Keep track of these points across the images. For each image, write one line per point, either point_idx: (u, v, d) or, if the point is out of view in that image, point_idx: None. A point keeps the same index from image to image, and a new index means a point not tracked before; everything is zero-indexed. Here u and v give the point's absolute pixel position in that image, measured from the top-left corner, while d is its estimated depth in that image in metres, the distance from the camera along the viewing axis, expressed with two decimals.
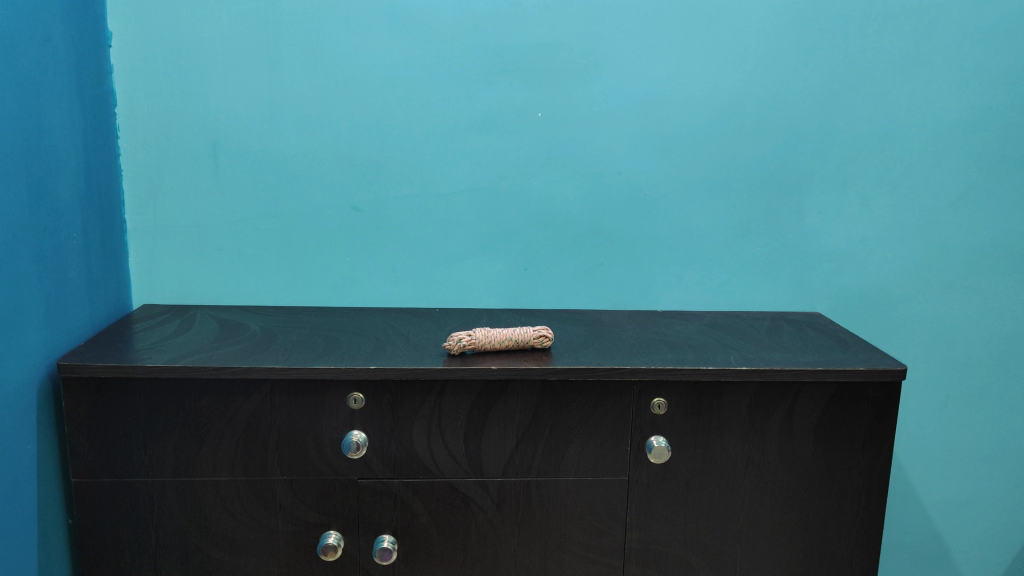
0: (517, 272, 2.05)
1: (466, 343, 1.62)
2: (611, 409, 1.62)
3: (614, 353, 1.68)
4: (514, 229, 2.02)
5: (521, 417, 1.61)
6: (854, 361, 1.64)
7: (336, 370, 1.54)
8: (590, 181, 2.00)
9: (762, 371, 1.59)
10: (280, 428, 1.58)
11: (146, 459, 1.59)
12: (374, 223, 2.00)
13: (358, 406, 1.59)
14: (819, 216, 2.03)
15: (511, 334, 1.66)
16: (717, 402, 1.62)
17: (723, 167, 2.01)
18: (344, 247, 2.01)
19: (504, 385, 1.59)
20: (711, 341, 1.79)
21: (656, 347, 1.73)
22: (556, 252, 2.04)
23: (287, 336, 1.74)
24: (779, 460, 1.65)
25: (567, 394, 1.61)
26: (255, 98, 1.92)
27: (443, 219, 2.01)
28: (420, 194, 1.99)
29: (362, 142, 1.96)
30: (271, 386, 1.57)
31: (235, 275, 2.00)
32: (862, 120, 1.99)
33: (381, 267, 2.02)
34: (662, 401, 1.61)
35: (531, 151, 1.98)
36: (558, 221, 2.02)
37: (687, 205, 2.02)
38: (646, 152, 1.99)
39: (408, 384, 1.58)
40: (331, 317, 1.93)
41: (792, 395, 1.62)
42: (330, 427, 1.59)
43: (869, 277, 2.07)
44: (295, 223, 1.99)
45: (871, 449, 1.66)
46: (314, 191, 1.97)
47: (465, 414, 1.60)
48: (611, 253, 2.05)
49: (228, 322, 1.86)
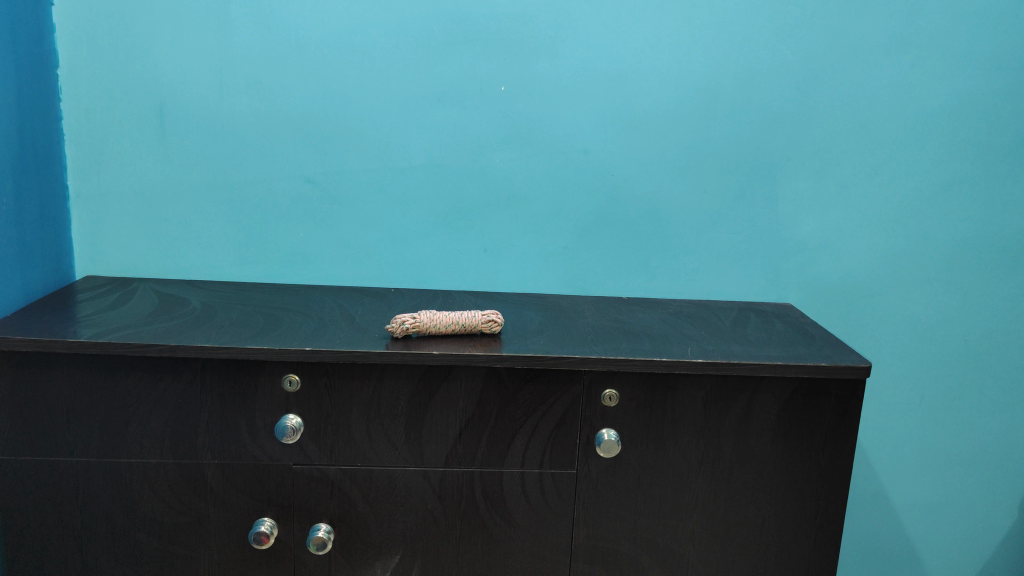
0: (478, 253, 1.96)
1: (409, 327, 1.54)
2: (559, 399, 1.54)
3: (567, 341, 1.60)
4: (475, 208, 1.94)
5: (465, 405, 1.53)
6: (817, 356, 1.56)
7: (269, 351, 1.46)
8: (554, 159, 1.92)
9: (718, 365, 1.51)
10: (211, 409, 1.51)
11: (70, 438, 1.52)
12: (329, 197, 1.91)
13: (292, 389, 1.51)
14: (794, 203, 1.94)
15: (458, 318, 1.58)
16: (672, 396, 1.54)
17: (695, 149, 1.92)
18: (297, 221, 1.92)
19: (447, 371, 1.52)
20: (670, 331, 1.71)
21: (612, 336, 1.65)
22: (518, 233, 1.95)
23: (226, 313, 1.67)
24: (736, 457, 1.58)
25: (514, 383, 1.53)
26: (204, 62, 1.83)
27: (400, 195, 1.92)
28: (377, 168, 1.90)
29: (316, 112, 1.87)
30: (201, 366, 1.50)
31: (182, 246, 1.92)
32: (842, 103, 1.89)
33: (335, 243, 1.94)
34: (613, 393, 1.54)
35: (493, 127, 1.89)
36: (521, 200, 1.94)
37: (656, 187, 1.94)
38: (614, 131, 1.90)
39: (346, 367, 1.50)
40: (279, 294, 1.84)
41: (750, 390, 1.55)
42: (264, 411, 1.51)
43: (844, 268, 1.98)
44: (246, 195, 1.90)
45: (832, 450, 1.58)
46: (265, 161, 1.89)
47: (405, 401, 1.53)
48: (576, 236, 1.96)
49: (169, 297, 1.78)
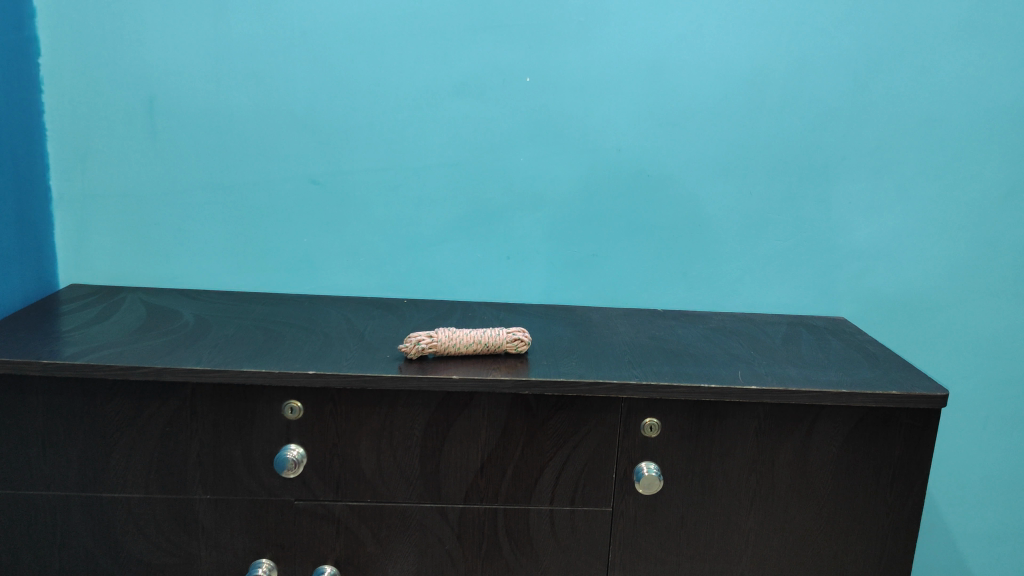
0: (499, 261, 1.79)
1: (425, 347, 1.38)
2: (594, 429, 1.37)
3: (601, 362, 1.43)
4: (496, 211, 1.76)
5: (487, 435, 1.36)
6: (884, 382, 1.39)
7: (267, 375, 1.29)
8: (584, 158, 1.74)
9: (774, 392, 1.33)
10: (202, 439, 1.34)
11: (45, 470, 1.35)
12: (336, 198, 1.74)
13: (293, 417, 1.34)
14: (849, 207, 1.76)
15: (480, 337, 1.42)
16: (721, 426, 1.37)
17: (739, 147, 1.74)
18: (302, 225, 1.75)
19: (468, 398, 1.35)
20: (716, 351, 1.53)
21: (652, 357, 1.47)
22: (544, 239, 1.78)
23: (221, 329, 1.50)
24: (792, 494, 1.41)
25: (543, 411, 1.36)
26: (199, 50, 1.66)
27: (415, 197, 1.75)
28: (389, 167, 1.73)
29: (322, 105, 1.70)
30: (191, 391, 1.33)
31: (176, 253, 1.75)
32: (903, 96, 1.71)
33: (343, 250, 1.77)
34: (654, 423, 1.36)
35: (517, 122, 1.72)
36: (547, 203, 1.76)
37: (696, 189, 1.76)
38: (649, 127, 1.73)
39: (354, 393, 1.33)
40: (281, 307, 1.67)
41: (809, 420, 1.37)
42: (261, 441, 1.34)
43: (902, 279, 1.80)
44: (245, 196, 1.73)
45: (900, 486, 1.41)
46: (267, 159, 1.72)
47: (420, 430, 1.36)
48: (608, 242, 1.79)
49: (159, 309, 1.61)
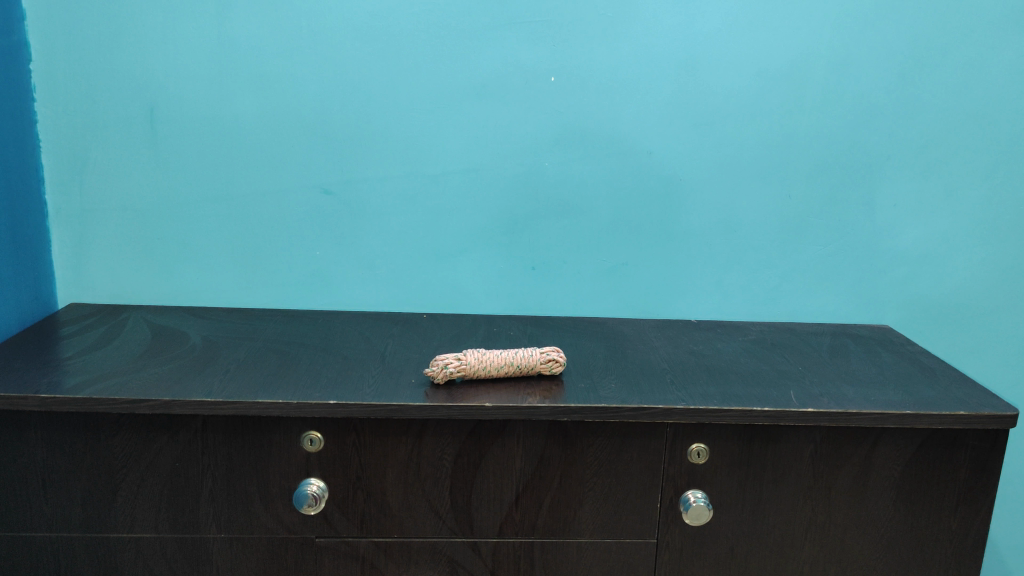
0: (524, 271, 1.69)
1: (453, 370, 1.28)
2: (637, 457, 1.27)
3: (642, 383, 1.33)
4: (520, 220, 1.66)
5: (523, 464, 1.27)
6: (947, 401, 1.29)
7: (285, 407, 1.19)
8: (613, 162, 1.64)
9: (833, 415, 1.24)
10: (215, 475, 1.24)
11: (46, 510, 1.25)
12: (350, 209, 1.64)
13: (312, 449, 1.23)
14: (892, 208, 1.67)
15: (512, 358, 1.31)
16: (773, 450, 1.28)
17: (777, 148, 1.64)
18: (314, 238, 1.65)
19: (502, 426, 1.25)
20: (761, 367, 1.43)
21: (695, 376, 1.38)
22: (571, 248, 1.68)
23: (232, 352, 1.39)
24: (849, 521, 1.31)
25: (582, 438, 1.26)
26: (202, 53, 1.55)
27: (434, 206, 1.65)
28: (406, 175, 1.63)
29: (334, 110, 1.59)
30: (202, 423, 1.22)
31: (181, 268, 1.65)
32: (950, 91, 1.61)
33: (358, 262, 1.67)
34: (702, 449, 1.27)
35: (542, 125, 1.62)
36: (574, 210, 1.66)
37: (732, 193, 1.66)
38: (682, 128, 1.62)
39: (379, 423, 1.23)
40: (294, 326, 1.57)
41: (868, 443, 1.28)
42: (279, 476, 1.24)
43: (949, 284, 1.71)
44: (254, 208, 1.63)
45: (965, 511, 1.31)
46: (275, 169, 1.61)
47: (451, 461, 1.26)
48: (638, 250, 1.69)
49: (165, 331, 1.51)
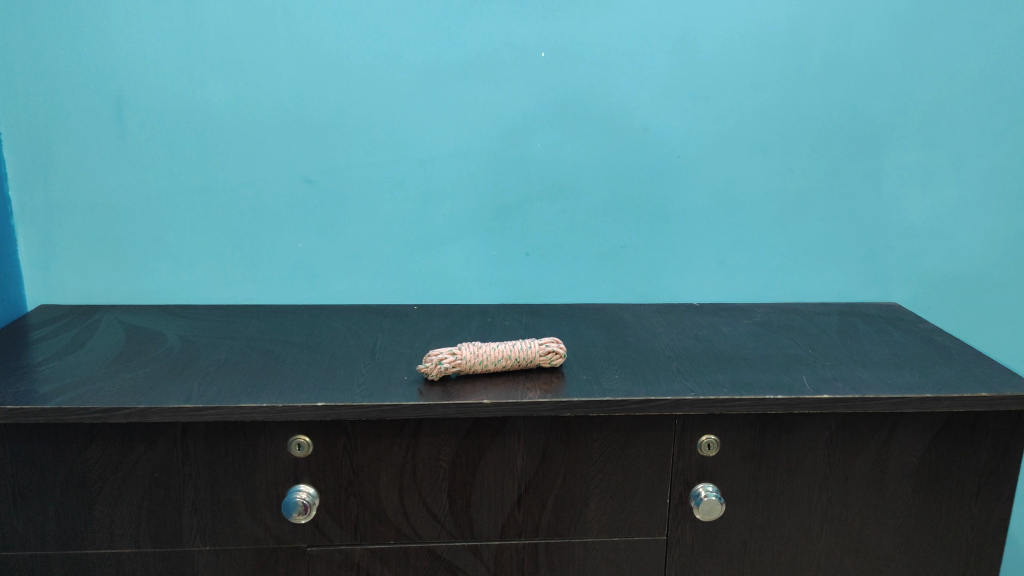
0: (518, 258, 1.62)
1: (447, 365, 1.21)
2: (645, 451, 1.21)
3: (647, 373, 1.26)
4: (513, 204, 1.59)
5: (524, 463, 1.20)
6: (967, 382, 1.23)
7: (270, 411, 1.12)
8: (609, 140, 1.56)
9: (849, 400, 1.18)
10: (198, 485, 1.17)
11: (18, 528, 1.17)
12: (334, 198, 1.56)
13: (301, 454, 1.16)
14: (899, 181, 1.60)
15: (510, 351, 1.24)
16: (787, 440, 1.21)
17: (779, 121, 1.57)
18: (297, 229, 1.57)
19: (502, 423, 1.18)
20: (770, 351, 1.37)
21: (702, 363, 1.31)
22: (567, 232, 1.61)
23: (213, 352, 1.32)
24: (866, 510, 1.26)
25: (586, 433, 1.19)
26: (170, 36, 1.46)
27: (422, 192, 1.57)
28: (391, 160, 1.55)
29: (313, 92, 1.51)
30: (182, 431, 1.14)
31: (156, 265, 1.57)
32: (958, 57, 1.55)
33: (343, 253, 1.59)
34: (713, 440, 1.21)
35: (533, 103, 1.54)
36: (569, 192, 1.59)
37: (733, 170, 1.59)
38: (680, 102, 1.55)
39: (371, 424, 1.16)
40: (278, 322, 1.49)
41: (885, 428, 1.22)
42: (266, 484, 1.17)
43: (958, 258, 1.65)
44: (231, 199, 1.55)
45: (987, 496, 1.26)
46: (253, 157, 1.53)
47: (448, 462, 1.19)
48: (636, 233, 1.62)
49: (141, 331, 1.43)
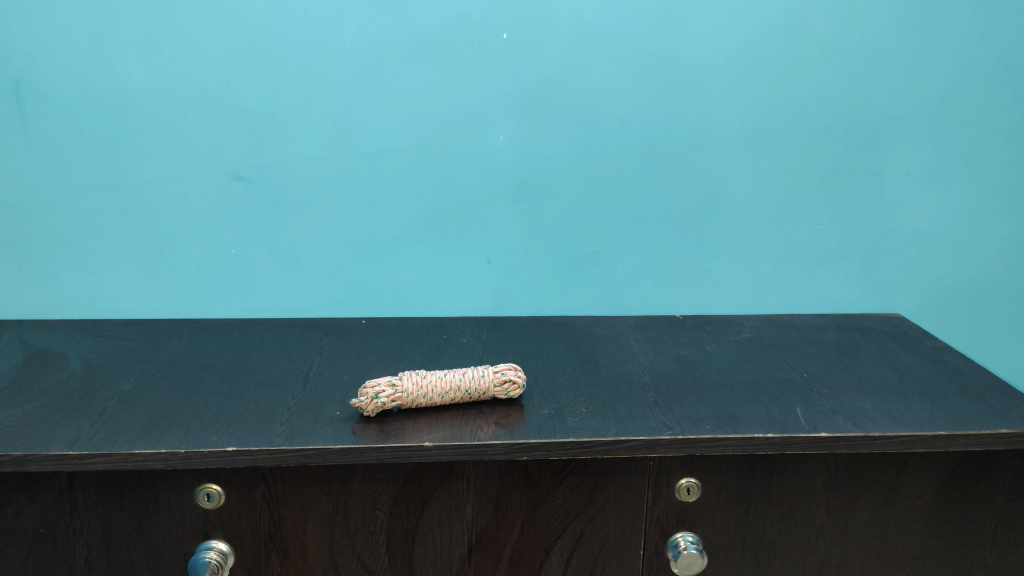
0: (479, 265, 1.45)
1: (385, 400, 1.04)
2: (615, 497, 1.04)
3: (618, 404, 1.09)
4: (473, 204, 1.41)
5: (475, 512, 1.03)
6: (985, 414, 1.08)
7: (171, 458, 0.95)
8: (580, 133, 1.39)
9: (851, 439, 1.02)
10: (90, 542, 0.99)
11: None
12: (269, 198, 1.38)
13: (210, 506, 0.99)
14: (903, 179, 1.45)
15: (459, 381, 1.07)
16: (779, 483, 1.05)
17: (771, 112, 1.40)
18: (228, 233, 1.39)
19: (448, 467, 1.01)
20: (760, 374, 1.20)
21: (682, 390, 1.14)
22: (533, 236, 1.44)
23: (117, 381, 1.14)
24: (867, 559, 1.10)
25: (547, 477, 1.03)
26: (75, 12, 1.27)
27: (370, 192, 1.39)
28: (334, 156, 1.37)
29: (242, 78, 1.32)
30: (69, 480, 0.97)
31: (68, 274, 1.38)
32: (970, 41, 1.38)
33: (281, 259, 1.41)
34: (693, 484, 1.04)
35: (494, 92, 1.36)
36: (535, 191, 1.41)
37: (719, 167, 1.42)
38: (660, 90, 1.37)
39: (293, 471, 0.99)
40: (203, 341, 1.32)
41: (891, 469, 1.06)
42: (172, 540, 1.00)
43: (966, 264, 1.51)
44: (152, 200, 1.36)
45: (1004, 543, 1.10)
46: (175, 152, 1.34)
47: (386, 512, 1.02)
48: (611, 237, 1.45)
49: (42, 353, 1.24)
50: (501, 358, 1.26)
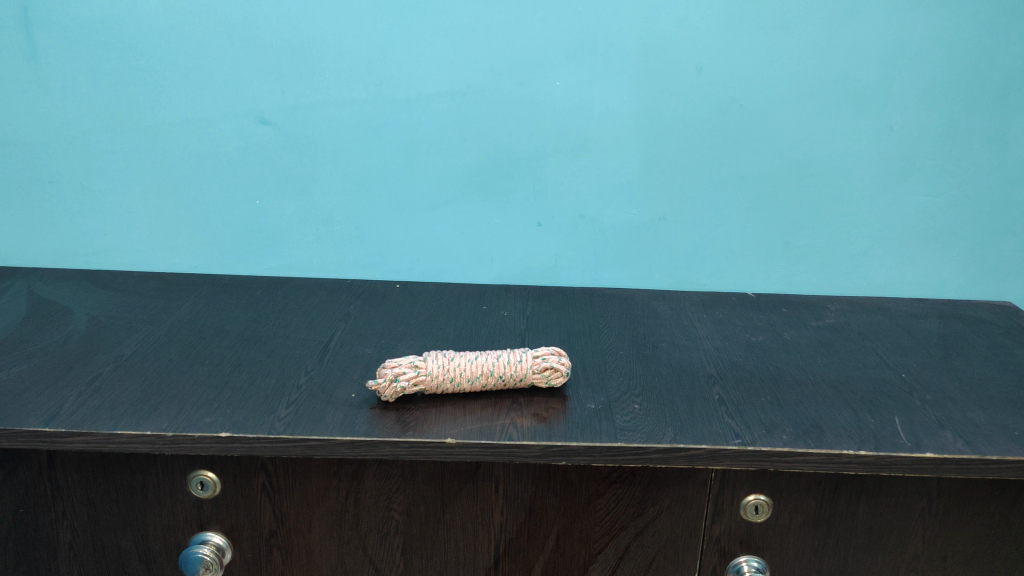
0: (528, 227, 1.29)
1: (405, 384, 0.90)
2: (667, 512, 0.89)
3: (677, 401, 0.93)
4: (523, 159, 1.25)
5: (503, 518, 0.89)
6: None
7: (157, 441, 0.84)
8: (650, 80, 1.20)
9: (962, 462, 0.84)
10: (74, 526, 0.90)
11: None
12: (297, 144, 1.23)
13: (204, 495, 0.88)
14: None
15: (492, 365, 0.92)
16: (865, 506, 0.89)
17: (878, 59, 1.18)
18: (251, 182, 1.25)
19: (474, 468, 0.87)
20: (849, 371, 1.02)
21: (755, 387, 0.97)
22: (590, 197, 1.27)
23: (118, 344, 1.02)
24: None
25: (589, 484, 0.88)
26: None
27: (408, 142, 1.23)
28: (368, 99, 1.21)
29: (268, 8, 1.16)
30: (48, 459, 0.88)
31: (82, 220, 1.27)
32: None
33: (309, 214, 1.27)
34: (762, 503, 0.88)
35: (552, 29, 1.18)
36: (595, 146, 1.24)
37: (812, 124, 1.22)
38: (747, 32, 1.17)
39: (297, 461, 0.87)
40: (220, 302, 1.16)
41: (1005, 496, 0.89)
42: (163, 530, 0.90)
43: None
44: (168, 142, 1.23)
45: None
46: (194, 89, 1.20)
47: (401, 513, 0.89)
48: (680, 200, 1.27)
49: (46, 307, 1.13)
50: (546, 336, 1.10)
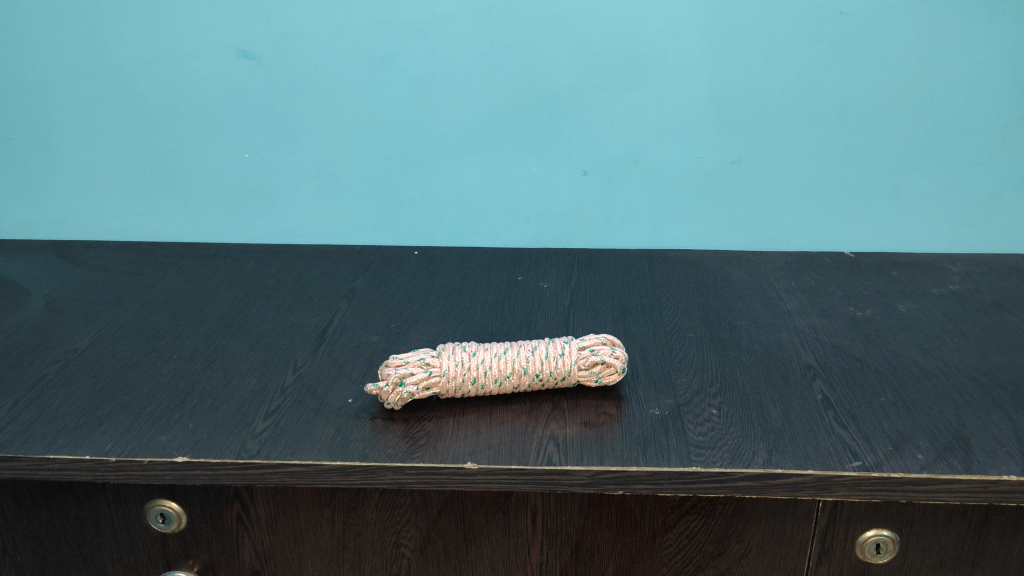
0: (571, 177, 1.10)
1: (413, 390, 0.69)
2: (758, 552, 0.68)
3: (768, 404, 0.71)
4: (562, 94, 1.05)
5: (543, 558, 0.70)
6: None
7: (98, 470, 0.65)
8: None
9: None
10: (19, 564, 0.74)
11: None
12: (289, 83, 1.05)
13: (168, 529, 0.70)
14: None
15: (525, 361, 0.71)
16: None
17: None
18: (237, 132, 1.08)
19: (503, 495, 0.68)
20: (991, 357, 0.78)
21: (869, 383, 0.74)
22: (644, 139, 1.07)
23: (72, 337, 0.84)
24: None
25: (654, 515, 0.68)
26: None
27: (422, 76, 1.04)
28: (375, 25, 1.02)
29: None
30: None
31: (48, 182, 1.11)
32: None
33: (308, 169, 1.10)
34: (884, 540, 0.67)
35: None
36: (650, 76, 1.04)
37: (924, 39, 1.01)
38: None
39: (280, 489, 0.68)
40: (205, 277, 0.97)
41: None
42: (124, 569, 0.73)
43: None
44: (139, 87, 1.05)
45: None
46: (165, 20, 1.01)
47: (413, 550, 0.70)
48: (757, 139, 1.07)
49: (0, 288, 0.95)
50: (595, 315, 0.88)
